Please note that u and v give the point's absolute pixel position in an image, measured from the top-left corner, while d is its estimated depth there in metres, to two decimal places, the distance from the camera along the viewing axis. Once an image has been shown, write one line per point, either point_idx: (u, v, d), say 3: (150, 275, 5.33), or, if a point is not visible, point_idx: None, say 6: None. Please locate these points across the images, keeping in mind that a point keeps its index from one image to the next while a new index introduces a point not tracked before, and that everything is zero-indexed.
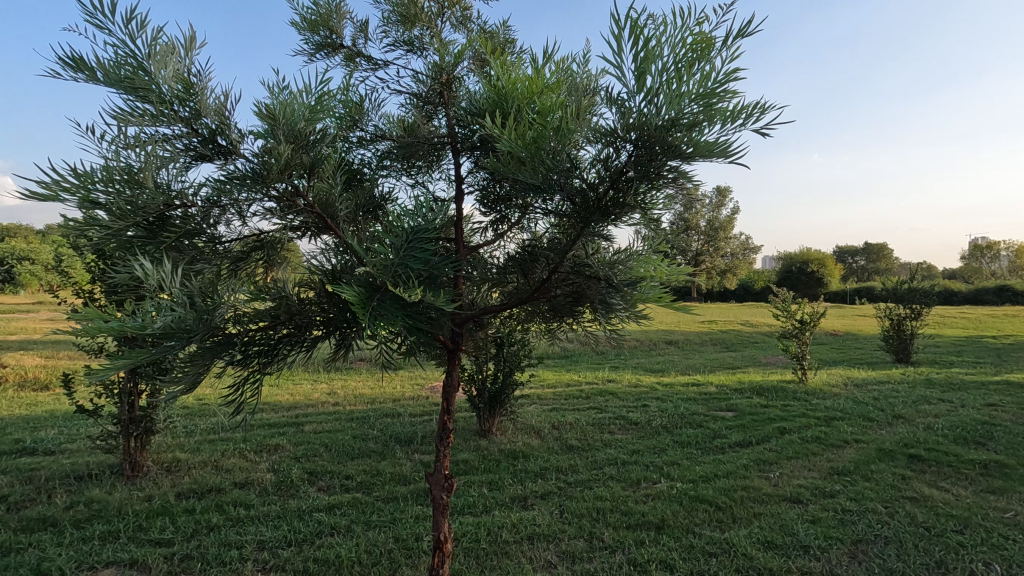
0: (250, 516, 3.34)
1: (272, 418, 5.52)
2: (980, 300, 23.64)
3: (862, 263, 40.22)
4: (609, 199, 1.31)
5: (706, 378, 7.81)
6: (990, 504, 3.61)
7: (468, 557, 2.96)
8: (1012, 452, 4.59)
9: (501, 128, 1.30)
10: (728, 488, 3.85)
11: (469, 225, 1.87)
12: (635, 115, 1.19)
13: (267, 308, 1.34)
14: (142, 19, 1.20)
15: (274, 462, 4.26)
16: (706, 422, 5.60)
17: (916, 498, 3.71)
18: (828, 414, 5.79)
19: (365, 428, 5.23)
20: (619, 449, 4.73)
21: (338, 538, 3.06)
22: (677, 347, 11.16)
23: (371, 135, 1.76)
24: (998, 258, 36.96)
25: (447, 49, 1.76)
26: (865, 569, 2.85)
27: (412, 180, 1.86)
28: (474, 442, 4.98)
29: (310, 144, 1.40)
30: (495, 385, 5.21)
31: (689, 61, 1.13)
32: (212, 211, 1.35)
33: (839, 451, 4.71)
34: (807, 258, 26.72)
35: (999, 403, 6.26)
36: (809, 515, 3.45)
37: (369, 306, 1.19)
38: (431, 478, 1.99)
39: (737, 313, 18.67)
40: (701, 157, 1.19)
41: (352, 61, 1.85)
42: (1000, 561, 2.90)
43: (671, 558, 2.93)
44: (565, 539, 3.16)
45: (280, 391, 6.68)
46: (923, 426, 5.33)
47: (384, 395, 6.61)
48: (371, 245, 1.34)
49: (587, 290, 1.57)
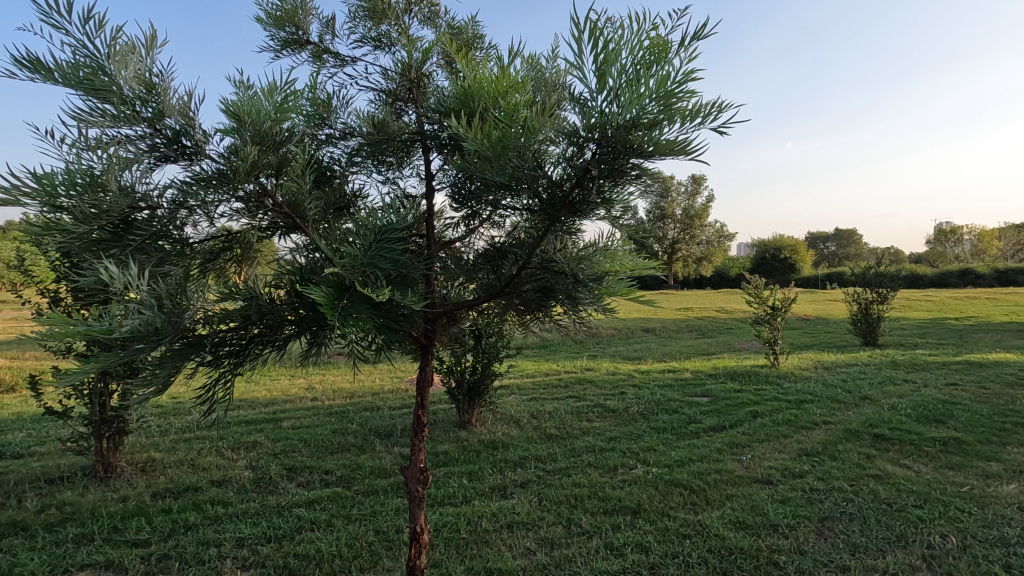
0: (228, 514, 3.33)
1: (249, 415, 5.49)
2: (945, 282, 24.41)
3: (832, 249, 41.33)
4: (575, 196, 1.34)
5: (682, 365, 7.99)
6: (949, 480, 3.79)
7: (448, 546, 3.01)
8: (971, 429, 4.80)
9: (467, 128, 1.32)
10: (701, 472, 3.96)
11: (441, 221, 1.88)
12: (598, 115, 1.22)
13: (238, 309, 1.34)
14: (100, 18, 1.19)
15: (252, 459, 4.23)
16: (681, 408, 5.73)
17: (879, 475, 3.87)
18: (798, 397, 5.97)
19: (345, 422, 5.23)
20: (597, 437, 4.82)
21: (319, 534, 3.07)
22: (654, 334, 11.38)
23: (340, 133, 1.76)
24: (962, 242, 38.18)
25: (415, 45, 1.76)
26: (830, 544, 2.97)
27: (383, 177, 1.87)
28: (454, 433, 5.01)
29: (277, 144, 1.40)
30: (474, 376, 5.24)
31: (648, 63, 1.16)
32: (179, 212, 1.35)
33: (808, 432, 4.87)
34: (780, 244, 27.24)
35: (959, 382, 6.52)
36: (779, 495, 3.57)
37: (337, 306, 1.20)
38: (406, 471, 2.01)
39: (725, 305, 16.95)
40: (662, 155, 1.23)
41: (319, 58, 1.84)
42: (955, 533, 3.05)
43: (646, 541, 3.01)
44: (544, 526, 3.22)
45: (257, 388, 6.61)
46: (888, 407, 5.54)
47: (363, 388, 6.60)
48: (339, 244, 1.33)
49: (556, 285, 1.60)
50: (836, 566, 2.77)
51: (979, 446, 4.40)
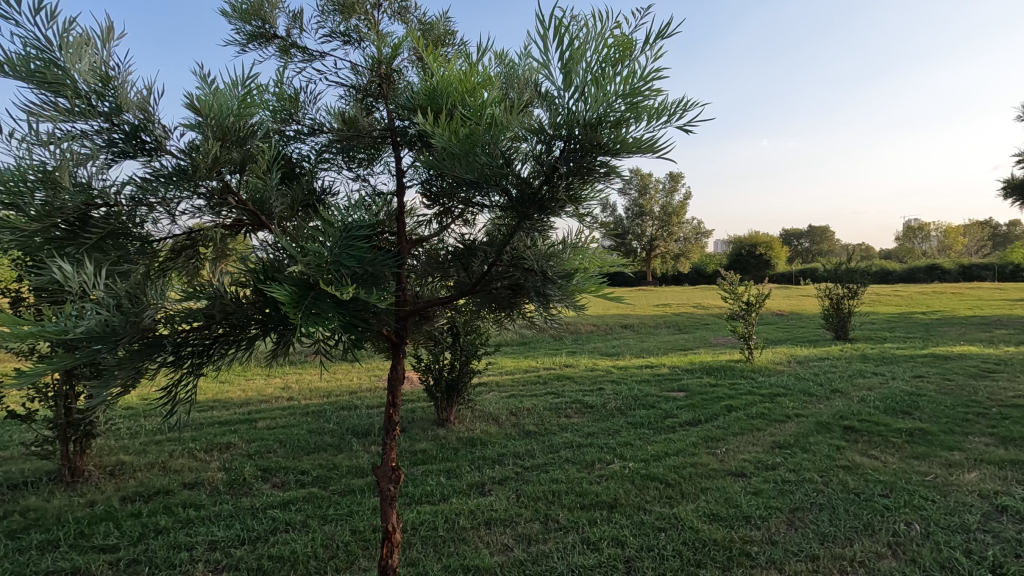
0: (200, 517, 3.27)
1: (223, 416, 5.38)
2: (913, 277, 25.12)
3: (805, 246, 42.25)
4: (544, 193, 1.34)
5: (659, 360, 8.09)
6: (914, 469, 3.91)
7: (425, 544, 3.01)
8: (936, 420, 4.95)
9: (435, 125, 1.32)
10: (677, 466, 4.01)
11: (413, 218, 1.87)
12: (565, 113, 1.22)
13: (201, 308, 1.31)
14: (52, 10, 1.15)
15: (225, 461, 4.16)
16: (658, 403, 5.80)
17: (848, 466, 3.97)
18: (772, 391, 6.09)
19: (321, 422, 5.17)
20: (574, 433, 4.85)
21: (294, 535, 3.03)
22: (632, 330, 11.51)
23: (308, 129, 1.73)
24: (929, 239, 39.36)
25: (385, 41, 1.75)
26: (800, 534, 3.04)
27: (353, 174, 1.85)
28: (432, 431, 5.00)
29: (240, 140, 1.37)
30: (453, 374, 5.21)
31: (614, 61, 1.18)
32: (139, 209, 1.31)
33: (781, 425, 4.98)
34: (755, 241, 27.70)
35: (925, 375, 6.73)
36: (752, 487, 3.64)
37: (301, 305, 1.19)
38: (378, 471, 1.99)
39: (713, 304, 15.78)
40: (629, 153, 1.24)
41: (287, 53, 1.81)
42: (918, 521, 3.14)
43: (622, 535, 3.04)
44: (522, 523, 3.23)
45: (231, 388, 6.50)
46: (858, 399, 5.68)
47: (341, 387, 6.53)
48: (304, 242, 1.31)
49: (525, 282, 1.61)
50: (805, 555, 2.83)
51: (942, 436, 4.54)
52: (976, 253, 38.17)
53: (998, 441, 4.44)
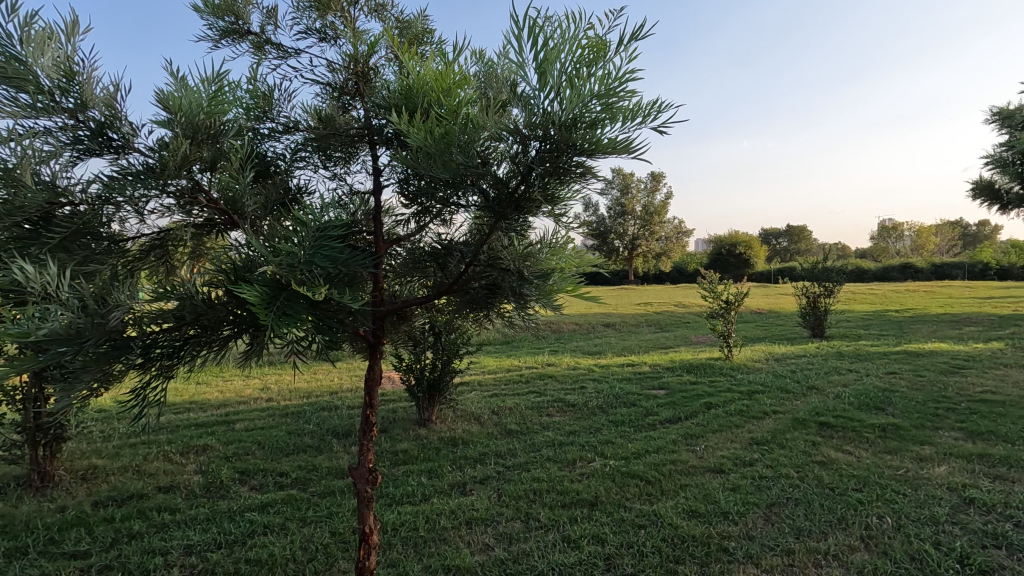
0: (175, 521, 3.21)
1: (199, 418, 5.29)
2: (887, 275, 25.70)
3: (784, 245, 42.93)
4: (520, 193, 1.34)
5: (641, 359, 8.15)
6: (886, 463, 4.00)
7: (406, 545, 2.99)
8: (907, 415, 5.07)
9: (411, 124, 1.32)
10: (657, 463, 4.05)
11: (391, 217, 1.86)
12: (541, 113, 1.23)
13: (172, 309, 1.29)
14: (13, 3, 1.12)
15: (202, 463, 4.10)
16: (639, 401, 5.85)
17: (823, 461, 4.05)
18: (750, 388, 6.18)
19: (301, 423, 5.12)
20: (556, 432, 4.86)
21: (272, 537, 3.00)
22: (614, 329, 11.58)
23: (283, 127, 1.71)
24: (903, 238, 40.27)
25: (361, 39, 1.74)
26: (776, 529, 3.09)
27: (330, 173, 1.83)
28: (414, 431, 4.97)
29: (211, 138, 1.35)
30: (434, 373, 5.19)
31: (588, 62, 1.19)
32: (104, 208, 1.29)
33: (759, 422, 5.05)
34: (735, 240, 28.05)
35: (898, 371, 6.89)
36: (730, 483, 3.69)
37: (272, 306, 1.17)
38: (354, 472, 1.98)
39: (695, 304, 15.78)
40: (604, 153, 1.25)
41: (260, 49, 1.79)
42: (890, 514, 3.22)
43: (602, 532, 3.06)
44: (502, 522, 3.23)
45: (209, 389, 6.40)
46: (833, 396, 5.80)
47: (321, 388, 6.46)
48: (276, 241, 1.29)
49: (502, 282, 1.61)
50: (781, 550, 2.88)
51: (914, 431, 4.65)
52: (947, 252, 39.17)
53: (966, 435, 4.56)
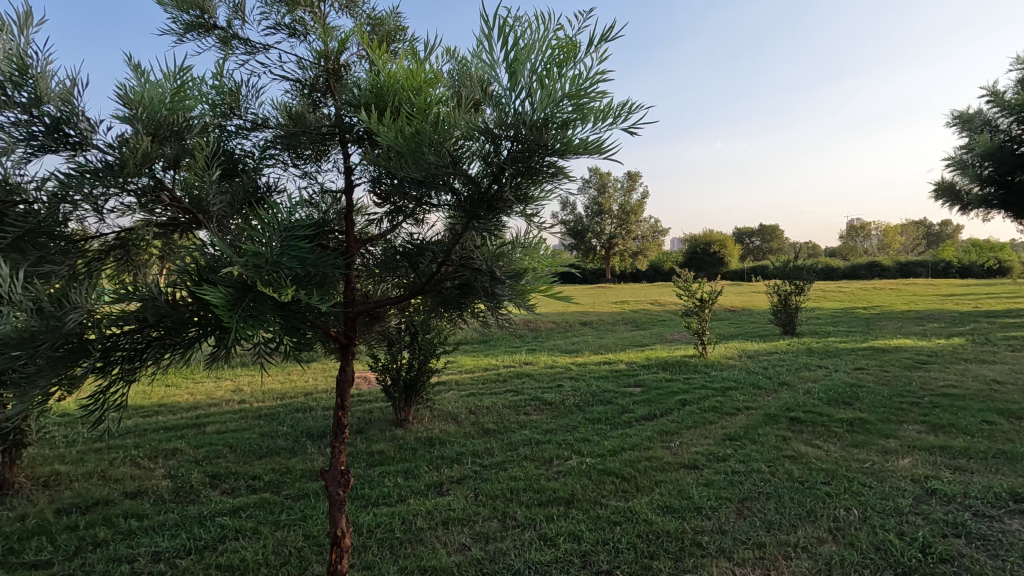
0: (143, 527, 3.13)
1: (168, 420, 5.17)
2: (855, 274, 26.41)
3: (756, 245, 43.78)
4: (492, 192, 1.34)
5: (617, 357, 8.23)
6: (854, 457, 4.11)
7: (381, 547, 2.96)
8: (873, 410, 5.23)
9: (381, 124, 1.31)
10: (633, 460, 4.10)
11: (364, 217, 1.83)
12: (512, 113, 1.22)
13: (135, 311, 1.27)
14: None
15: (171, 468, 4.00)
16: (615, 398, 5.90)
17: (793, 456, 4.14)
18: (723, 385, 6.30)
19: (274, 425, 5.03)
20: (533, 430, 4.88)
21: (244, 542, 2.94)
22: (591, 327, 11.65)
23: (251, 124, 1.68)
24: (870, 238, 41.42)
25: (331, 36, 1.72)
26: (748, 523, 3.15)
27: (300, 171, 1.80)
28: (390, 432, 4.93)
29: (174, 135, 1.31)
30: (411, 373, 5.15)
31: (559, 63, 1.20)
32: (61, 207, 1.24)
33: (732, 418, 5.15)
34: (710, 239, 28.49)
35: (865, 366, 7.10)
36: (703, 479, 3.75)
37: (237, 308, 1.15)
38: (326, 475, 1.95)
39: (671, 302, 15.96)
40: (576, 154, 1.26)
41: (227, 44, 1.75)
42: (857, 506, 3.31)
43: (578, 530, 3.08)
44: (479, 521, 3.23)
45: (179, 391, 6.24)
46: (803, 391, 5.93)
47: (295, 389, 6.36)
48: (242, 240, 1.27)
49: (474, 282, 1.61)
50: (753, 543, 2.94)
51: (880, 425, 4.79)
52: (912, 251, 40.43)
53: (929, 428, 4.72)
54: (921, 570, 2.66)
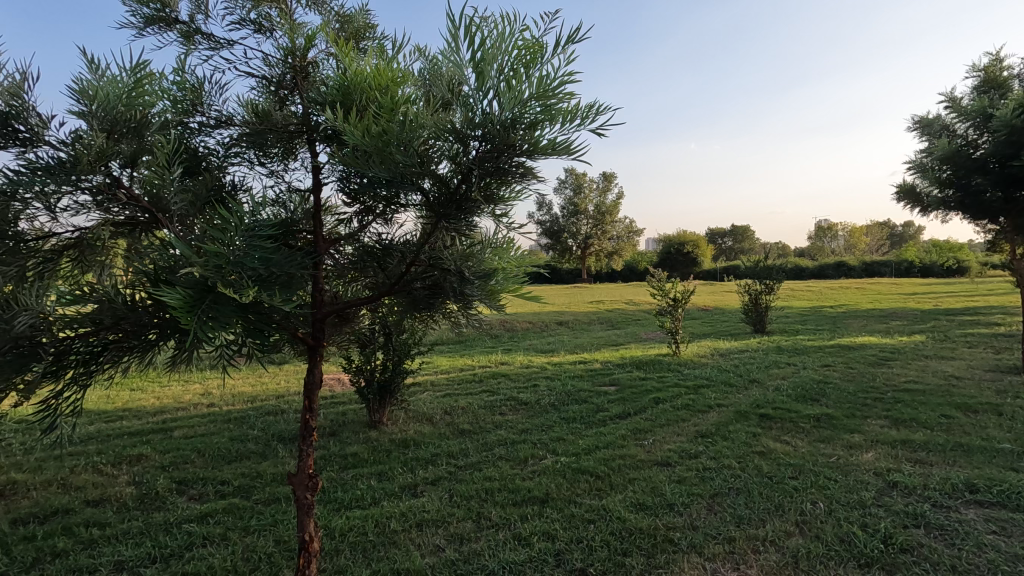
0: (105, 536, 3.03)
1: (133, 426, 5.01)
2: (822, 273, 27.12)
3: (728, 245, 44.61)
4: (462, 192, 1.34)
5: (593, 356, 8.29)
6: (820, 452, 4.21)
7: (354, 551, 2.93)
8: (839, 406, 5.37)
9: (346, 122, 1.30)
10: (607, 459, 4.14)
11: (333, 216, 1.81)
12: (480, 113, 1.22)
13: (90, 313, 1.22)
14: None
15: (136, 474, 3.88)
16: (590, 397, 5.94)
17: (762, 452, 4.23)
18: (696, 383, 6.40)
19: (245, 429, 4.93)
20: (508, 430, 4.88)
21: (212, 549, 2.88)
22: (567, 327, 11.71)
23: (215, 121, 1.65)
24: (837, 238, 42.54)
25: (298, 32, 1.69)
26: (718, 519, 3.21)
27: (267, 170, 1.77)
28: (364, 434, 4.87)
29: (132, 132, 1.28)
30: (385, 374, 5.10)
31: (525, 63, 1.20)
32: (11, 206, 1.20)
33: (704, 415, 5.23)
34: (684, 239, 28.92)
35: (832, 363, 7.29)
36: (676, 476, 3.80)
37: (197, 309, 1.13)
38: (294, 479, 1.92)
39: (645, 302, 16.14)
40: (544, 155, 1.27)
41: (189, 39, 1.71)
42: (823, 500, 3.40)
43: (552, 529, 3.09)
44: (454, 522, 3.22)
45: (144, 396, 6.07)
46: (773, 388, 6.07)
47: (267, 392, 6.24)
48: (203, 240, 1.24)
49: (443, 282, 1.60)
50: (723, 538, 2.99)
51: (845, 420, 4.93)
52: (877, 251, 41.69)
53: (891, 423, 4.87)
54: (883, 560, 2.74)
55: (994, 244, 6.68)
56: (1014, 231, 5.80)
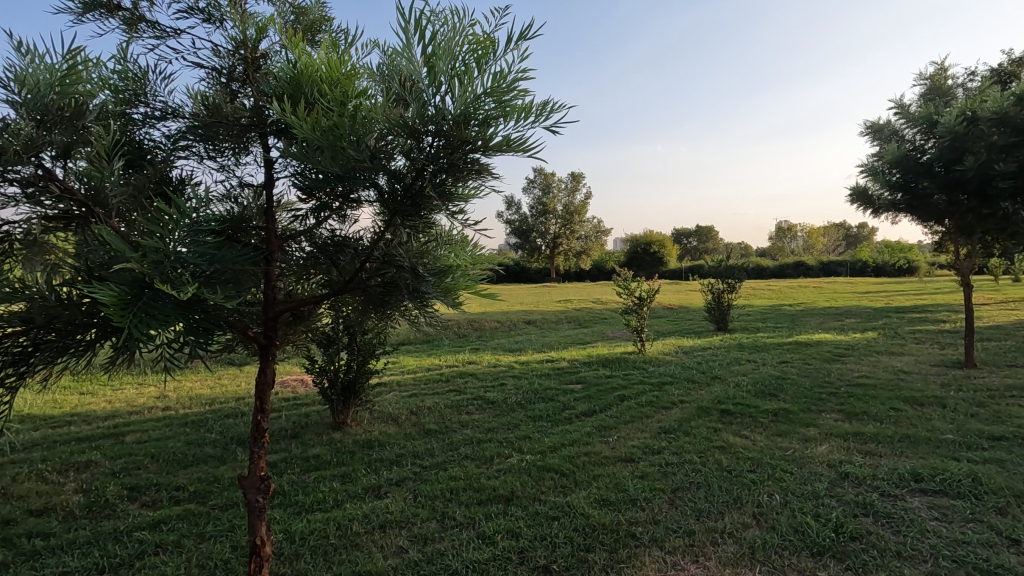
0: (49, 547, 2.89)
1: (82, 431, 4.80)
2: (782, 273, 27.97)
3: (693, 245, 45.56)
4: (416, 189, 1.34)
5: (560, 354, 8.34)
6: (777, 445, 4.34)
7: (315, 554, 2.87)
8: (796, 400, 5.55)
9: (296, 116, 1.28)
10: (572, 456, 4.17)
11: (287, 212, 1.78)
12: (433, 108, 1.22)
13: (20, 311, 1.17)
14: None
15: (84, 481, 3.72)
16: (556, 396, 5.98)
17: (722, 446, 4.33)
18: (660, 380, 6.51)
19: (202, 432, 4.78)
20: (475, 429, 4.87)
21: (165, 557, 2.77)
22: (535, 326, 11.76)
23: (160, 113, 1.59)
24: (797, 239, 43.86)
25: (249, 23, 1.65)
26: (679, 512, 3.27)
27: (217, 165, 1.72)
28: (327, 435, 4.79)
29: (64, 122, 1.23)
30: (349, 375, 5.00)
31: (477, 60, 1.20)
32: None
33: (667, 412, 5.32)
34: (650, 239, 29.43)
35: (789, 360, 7.52)
36: (639, 471, 3.86)
37: (132, 308, 1.08)
38: (244, 482, 1.87)
39: (611, 300, 16.32)
40: (499, 151, 1.27)
41: (133, 27, 1.64)
42: (779, 492, 3.50)
43: (516, 527, 3.10)
44: (418, 523, 3.19)
45: (94, 400, 5.81)
46: (733, 385, 6.22)
47: (226, 394, 6.06)
48: (143, 236, 1.19)
49: (399, 280, 1.59)
50: (683, 532, 3.05)
51: (801, 414, 5.10)
52: (833, 251, 43.24)
53: (844, 416, 5.06)
54: (834, 548, 2.84)
55: (939, 244, 6.99)
56: (957, 232, 6.09)
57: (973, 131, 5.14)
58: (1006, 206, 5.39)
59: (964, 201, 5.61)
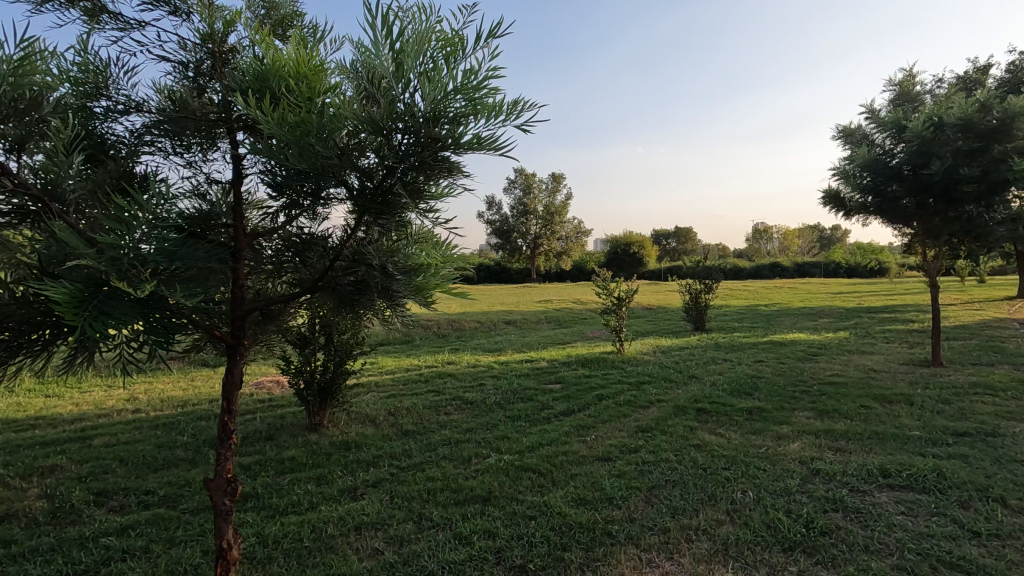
0: (10, 555, 2.80)
1: (47, 435, 4.66)
2: (758, 274, 28.46)
3: (672, 246, 46.07)
4: (387, 186, 1.32)
5: (540, 354, 8.35)
6: (751, 443, 4.41)
7: (287, 558, 2.83)
8: (770, 399, 5.65)
9: (264, 112, 1.26)
10: (549, 455, 4.18)
11: (257, 209, 1.75)
12: (402, 105, 1.21)
13: None
14: None
15: (49, 486, 3.60)
16: (535, 395, 5.99)
17: (698, 445, 4.38)
18: (638, 379, 6.57)
19: (173, 435, 4.67)
20: (453, 430, 4.85)
21: (132, 563, 2.71)
22: (515, 326, 11.75)
23: (123, 107, 1.55)
24: (773, 241, 44.64)
25: (217, 16, 1.62)
26: (654, 510, 3.30)
27: (184, 160, 1.69)
28: (303, 437, 4.72)
29: (17, 113, 1.19)
30: (326, 375, 4.94)
31: (446, 57, 1.20)
32: None
33: (644, 411, 5.37)
34: (630, 240, 29.68)
35: (764, 359, 7.65)
36: (615, 470, 3.88)
37: (86, 305, 1.05)
38: (211, 484, 1.84)
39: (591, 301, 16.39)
40: (470, 149, 1.27)
41: (95, 19, 1.61)
42: (751, 488, 3.55)
43: (493, 527, 3.09)
44: (393, 524, 3.16)
45: (61, 403, 5.64)
46: (709, 384, 6.30)
47: (199, 396, 5.94)
48: (99, 232, 1.15)
49: (369, 279, 1.58)
50: (658, 529, 3.08)
51: (774, 412, 5.19)
52: (808, 253, 44.15)
53: (816, 414, 5.16)
54: (805, 543, 2.89)
55: (908, 246, 7.18)
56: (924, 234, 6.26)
57: (940, 137, 5.39)
58: (970, 209, 5.67)
59: (932, 204, 5.75)
